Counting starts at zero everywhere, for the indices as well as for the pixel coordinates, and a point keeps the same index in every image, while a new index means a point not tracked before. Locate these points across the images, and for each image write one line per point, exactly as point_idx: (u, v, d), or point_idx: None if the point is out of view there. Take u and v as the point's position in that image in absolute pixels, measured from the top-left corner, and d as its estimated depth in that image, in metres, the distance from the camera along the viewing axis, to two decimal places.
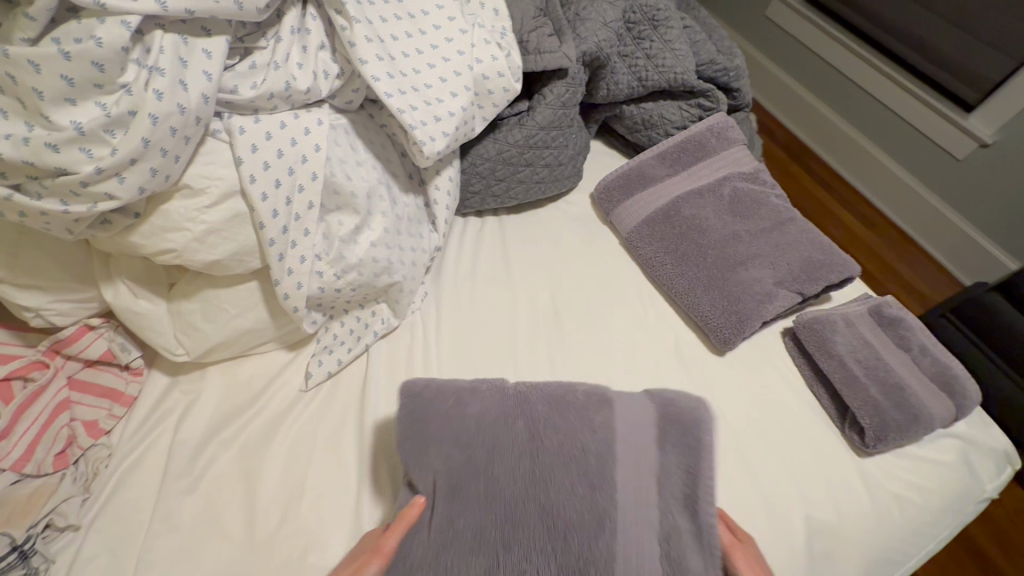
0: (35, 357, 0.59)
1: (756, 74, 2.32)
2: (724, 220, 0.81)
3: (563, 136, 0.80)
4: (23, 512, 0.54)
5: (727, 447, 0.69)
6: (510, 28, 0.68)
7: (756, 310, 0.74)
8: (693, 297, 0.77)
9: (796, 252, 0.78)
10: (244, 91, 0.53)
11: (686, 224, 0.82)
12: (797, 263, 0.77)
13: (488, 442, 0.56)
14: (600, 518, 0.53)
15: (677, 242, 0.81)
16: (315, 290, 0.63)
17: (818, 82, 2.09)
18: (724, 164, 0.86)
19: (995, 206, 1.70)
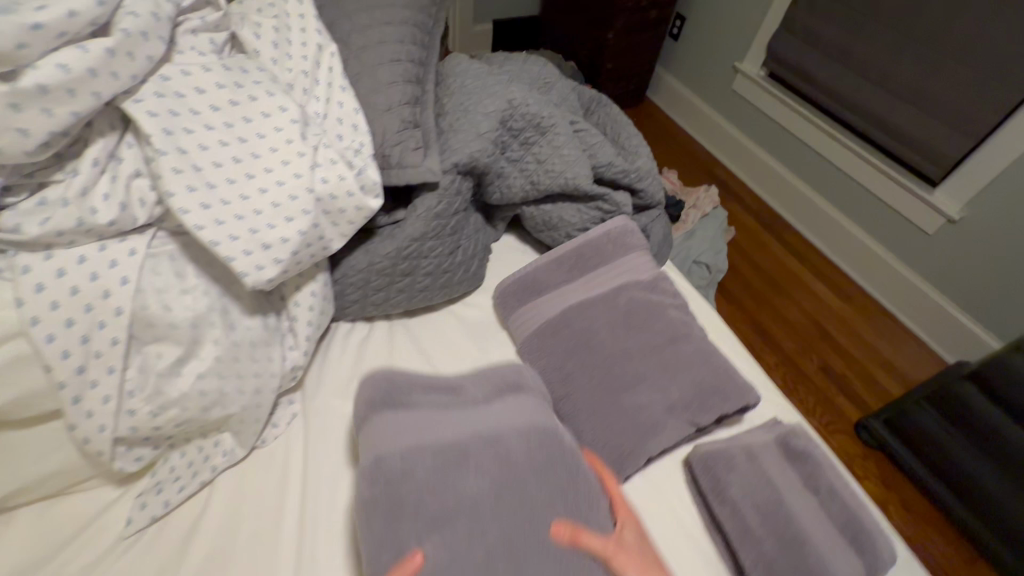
0: None
1: (716, 141, 2.23)
2: (616, 335, 0.74)
3: (443, 245, 0.76)
4: None
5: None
6: (368, 143, 0.65)
7: (640, 444, 0.67)
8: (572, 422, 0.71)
9: (689, 373, 0.71)
10: (31, 228, 0.49)
11: (577, 338, 0.75)
12: (689, 387, 0.70)
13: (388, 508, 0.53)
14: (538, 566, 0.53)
15: (566, 358, 0.74)
16: (127, 430, 0.57)
17: (779, 149, 2.01)
18: (623, 272, 0.81)
19: (975, 283, 1.60)
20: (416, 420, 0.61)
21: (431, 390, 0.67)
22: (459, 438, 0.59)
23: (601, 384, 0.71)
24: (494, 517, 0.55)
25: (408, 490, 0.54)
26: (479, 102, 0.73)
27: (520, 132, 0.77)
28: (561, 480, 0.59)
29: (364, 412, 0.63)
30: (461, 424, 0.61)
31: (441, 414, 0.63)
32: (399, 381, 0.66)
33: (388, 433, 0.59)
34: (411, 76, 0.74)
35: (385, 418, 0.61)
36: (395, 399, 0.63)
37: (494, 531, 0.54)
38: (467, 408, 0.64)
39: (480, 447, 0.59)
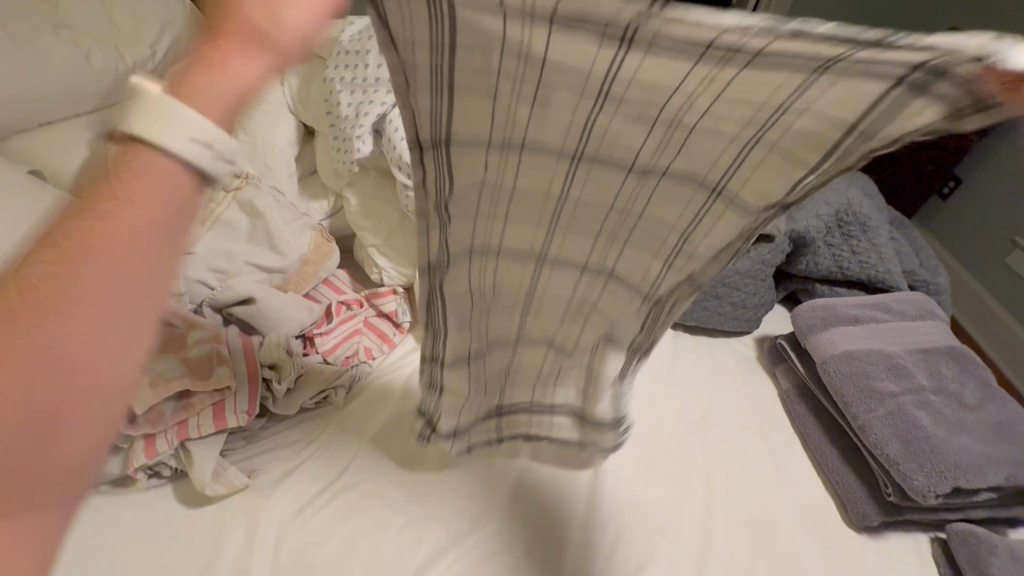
0: (357, 297, 0.97)
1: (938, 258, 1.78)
2: (913, 405, 0.78)
3: (754, 286, 0.98)
4: (324, 378, 0.85)
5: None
6: None
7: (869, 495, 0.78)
8: (873, 433, 0.76)
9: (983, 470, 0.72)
10: None
11: (866, 389, 0.80)
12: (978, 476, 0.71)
13: (886, 399, 0.79)
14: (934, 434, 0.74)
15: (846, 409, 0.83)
16: None
17: (997, 280, 1.57)
18: (914, 343, 0.85)
19: None
20: (869, 331, 0.87)
21: (871, 307, 0.90)
22: (899, 351, 0.84)
23: (937, 424, 0.76)
24: (926, 406, 0.78)
25: (865, 377, 0.81)
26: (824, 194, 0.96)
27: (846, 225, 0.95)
28: (962, 378, 0.81)
29: (817, 333, 0.88)
30: (891, 333, 0.86)
31: (877, 326, 0.87)
32: (844, 304, 0.91)
33: (836, 339, 0.86)
34: None
35: (841, 330, 0.87)
36: (836, 316, 0.89)
37: (925, 421, 0.76)
38: (897, 319, 0.88)
39: (907, 353, 0.84)
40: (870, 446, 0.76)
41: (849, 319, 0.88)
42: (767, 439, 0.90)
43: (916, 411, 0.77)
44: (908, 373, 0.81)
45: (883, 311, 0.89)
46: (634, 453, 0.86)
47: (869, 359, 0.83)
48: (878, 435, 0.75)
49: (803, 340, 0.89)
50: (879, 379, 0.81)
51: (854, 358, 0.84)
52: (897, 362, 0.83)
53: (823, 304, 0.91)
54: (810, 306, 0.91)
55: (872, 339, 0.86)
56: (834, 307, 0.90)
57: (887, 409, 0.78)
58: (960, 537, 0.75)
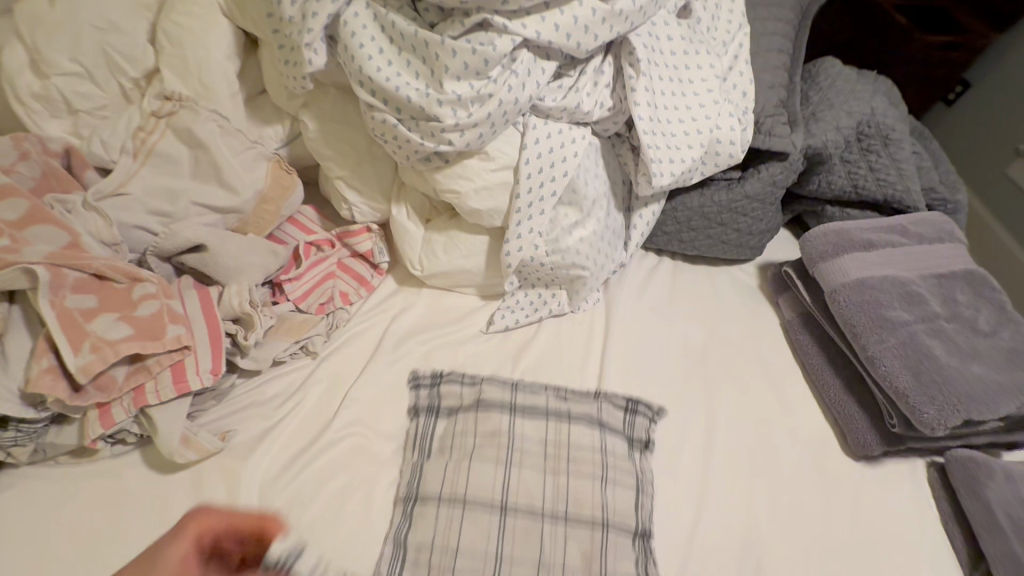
0: (328, 237, 0.87)
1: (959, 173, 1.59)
2: (925, 334, 0.73)
3: (762, 210, 0.90)
4: (297, 329, 0.78)
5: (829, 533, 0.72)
6: (753, 110, 0.81)
7: (870, 424, 0.76)
8: (882, 365, 0.72)
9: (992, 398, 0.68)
10: (548, 101, 0.72)
11: (876, 318, 0.75)
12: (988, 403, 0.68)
13: (897, 328, 0.74)
14: (946, 362, 0.71)
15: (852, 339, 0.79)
16: (528, 258, 0.80)
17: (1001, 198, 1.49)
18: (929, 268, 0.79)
19: None
20: (882, 256, 0.81)
21: (885, 230, 0.84)
22: (913, 277, 0.79)
23: (950, 352, 0.72)
24: (939, 334, 0.74)
25: (877, 305, 0.76)
26: (847, 103, 0.86)
27: (867, 138, 0.86)
28: (977, 304, 0.77)
29: (828, 259, 0.82)
30: (905, 258, 0.81)
31: (891, 250, 0.81)
32: (857, 228, 0.84)
33: (847, 266, 0.80)
34: (786, 66, 0.88)
35: (853, 256, 0.81)
36: (848, 241, 0.82)
37: (939, 351, 0.72)
38: (912, 243, 0.82)
39: (921, 279, 0.79)
40: (878, 378, 0.72)
41: (862, 244, 0.82)
42: (767, 371, 0.87)
43: (927, 340, 0.73)
44: (920, 301, 0.77)
45: (898, 235, 0.82)
46: (631, 392, 0.83)
47: (881, 286, 0.78)
48: (887, 367, 0.72)
49: (812, 268, 0.83)
50: (890, 308, 0.76)
51: (865, 285, 0.78)
52: (910, 290, 0.78)
53: (834, 229, 0.84)
54: (822, 232, 0.84)
55: (885, 265, 0.80)
56: (846, 232, 0.84)
57: (897, 338, 0.73)
58: (958, 463, 0.74)
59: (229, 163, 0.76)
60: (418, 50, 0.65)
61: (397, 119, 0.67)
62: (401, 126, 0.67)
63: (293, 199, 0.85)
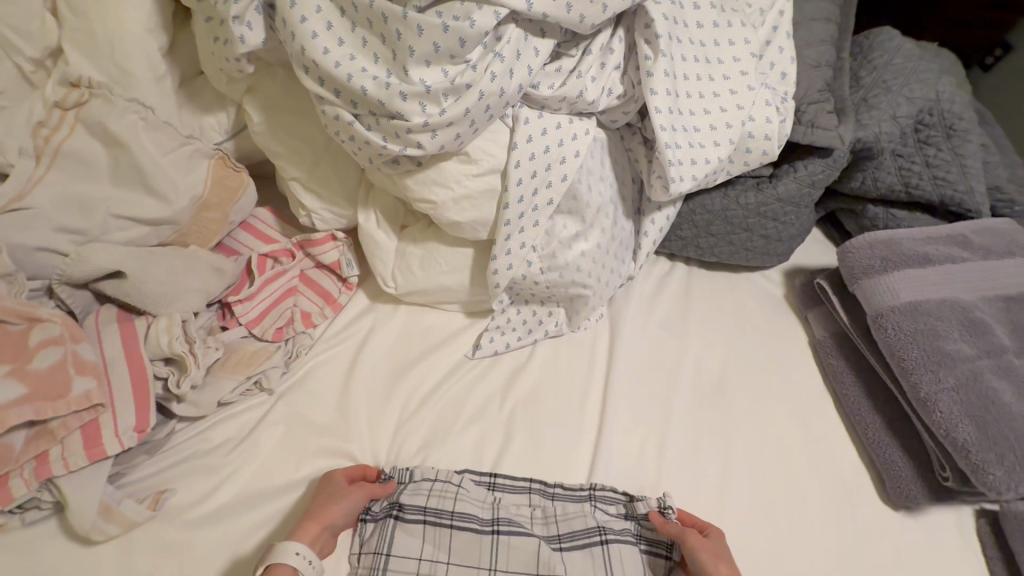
0: (286, 246, 0.75)
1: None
2: (988, 373, 0.62)
3: (796, 213, 0.76)
4: (249, 362, 0.67)
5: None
6: (794, 95, 0.67)
7: (913, 471, 0.66)
8: (938, 410, 0.61)
9: None
10: (543, 89, 0.57)
11: (932, 352, 0.64)
12: None
13: (956, 364, 0.63)
14: (1013, 410, 0.60)
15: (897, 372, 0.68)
16: (519, 276, 0.68)
17: None
18: (990, 289, 0.68)
19: None
20: (938, 273, 0.69)
21: (941, 241, 0.71)
22: (974, 300, 0.67)
23: (1017, 396, 0.61)
24: (1004, 373, 0.62)
25: (932, 336, 0.65)
26: (906, 86, 0.71)
27: (926, 129, 0.72)
28: None
29: (873, 276, 0.70)
30: (965, 276, 0.68)
31: (948, 266, 0.69)
32: (907, 238, 0.71)
33: (897, 286, 0.68)
34: (833, 40, 0.72)
35: (904, 274, 0.69)
36: (899, 255, 0.70)
37: (1005, 395, 0.61)
38: (973, 257, 0.70)
39: (984, 302, 0.67)
40: (931, 426, 0.61)
41: (914, 259, 0.70)
42: (795, 401, 0.76)
43: (991, 380, 0.62)
44: (983, 329, 0.65)
45: (956, 248, 0.70)
46: (639, 430, 0.71)
47: (937, 312, 0.66)
48: (944, 413, 0.61)
49: (853, 286, 0.70)
50: (948, 339, 0.64)
51: (919, 311, 0.66)
52: (972, 316, 0.66)
53: (881, 240, 0.72)
54: (867, 242, 0.71)
55: (941, 284, 0.68)
56: (896, 244, 0.71)
57: (955, 377, 0.62)
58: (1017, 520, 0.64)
59: (157, 165, 0.63)
60: (375, 25, 0.50)
61: (354, 115, 0.54)
62: (358, 124, 0.54)
63: (242, 203, 0.72)
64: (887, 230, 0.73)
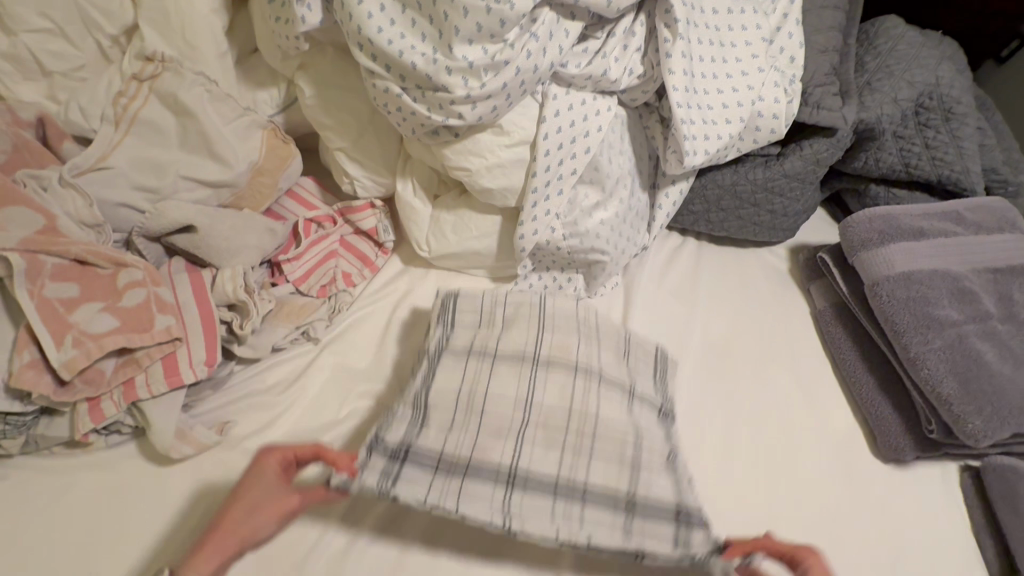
0: (329, 213, 0.82)
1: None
2: (974, 336, 0.68)
3: (801, 190, 0.82)
4: (297, 315, 0.74)
5: (854, 534, 0.69)
6: (801, 78, 0.72)
7: (902, 427, 0.72)
8: (925, 368, 0.67)
9: None
10: (571, 68, 0.63)
11: (922, 317, 0.69)
12: None
13: (945, 327, 0.68)
14: (996, 370, 0.65)
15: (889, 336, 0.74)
16: (543, 241, 0.74)
17: None
18: (980, 262, 0.73)
19: None
20: (932, 246, 0.74)
21: (937, 217, 0.76)
22: (965, 271, 0.72)
23: (1000, 357, 0.66)
24: (988, 337, 0.68)
25: (923, 303, 0.70)
26: (907, 72, 0.76)
27: (926, 112, 0.77)
28: None
29: (871, 248, 0.75)
30: (958, 249, 0.74)
31: (942, 240, 0.74)
32: (904, 214, 0.77)
33: (893, 257, 0.73)
34: (840, 27, 0.77)
35: (900, 246, 0.74)
36: (895, 229, 0.75)
37: (988, 355, 0.66)
38: (966, 232, 0.75)
39: (974, 274, 0.72)
40: (919, 382, 0.67)
41: (909, 233, 0.75)
42: (796, 364, 0.81)
43: (975, 342, 0.67)
44: (971, 298, 0.70)
45: (951, 223, 0.75)
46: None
47: (930, 281, 0.71)
48: (931, 370, 0.66)
49: (852, 256, 0.76)
50: (938, 305, 0.70)
51: (912, 279, 0.72)
52: (962, 285, 0.71)
53: (880, 215, 0.77)
54: (866, 217, 0.77)
55: (934, 256, 0.73)
56: (894, 219, 0.76)
57: (943, 339, 0.68)
58: (998, 473, 0.70)
59: (220, 132, 0.70)
60: (424, 7, 0.56)
61: (403, 88, 0.60)
62: (405, 96, 0.60)
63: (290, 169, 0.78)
64: (886, 206, 0.78)
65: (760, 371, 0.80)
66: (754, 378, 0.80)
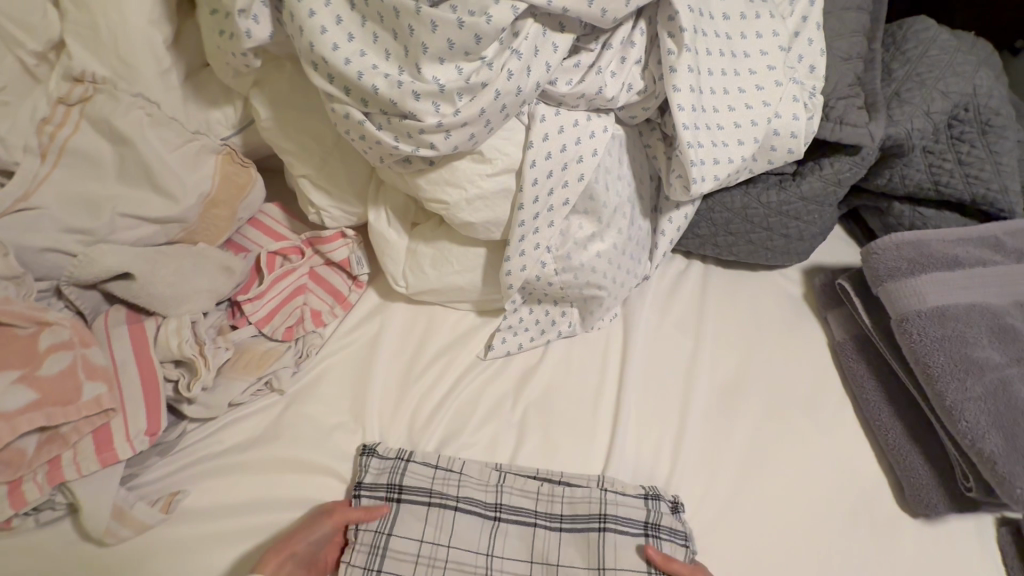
0: (296, 244, 0.73)
1: None
2: (1017, 383, 0.60)
3: (819, 212, 0.74)
4: (259, 363, 0.66)
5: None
6: (823, 89, 0.64)
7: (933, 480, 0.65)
8: (963, 419, 0.59)
9: None
10: (561, 85, 0.55)
11: (958, 360, 0.62)
12: None
13: (984, 372, 0.61)
14: None
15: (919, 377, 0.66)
16: (532, 277, 0.66)
17: None
18: (1021, 295, 0.65)
19: None
20: (966, 277, 0.66)
21: (971, 243, 0.68)
22: (1004, 306, 0.64)
23: None
24: None
25: (958, 343, 0.62)
26: (940, 80, 0.68)
27: (959, 125, 0.69)
28: None
29: (898, 279, 0.67)
30: (996, 280, 0.66)
31: (978, 270, 0.66)
32: (934, 240, 0.69)
33: (924, 290, 0.66)
34: (864, 31, 0.69)
35: (932, 277, 0.66)
36: (926, 258, 0.67)
37: None
38: (1004, 261, 0.67)
39: (1015, 308, 0.65)
40: (957, 435, 0.60)
41: (941, 262, 0.67)
42: (813, 404, 0.74)
43: (1019, 390, 0.60)
44: (1014, 337, 0.63)
45: (987, 251, 0.68)
46: (653, 433, 0.70)
47: (965, 318, 0.64)
48: (970, 423, 0.59)
49: (877, 287, 0.68)
50: (976, 346, 0.62)
51: (946, 316, 0.64)
52: (1002, 323, 0.63)
53: (909, 242, 0.69)
54: (892, 244, 0.69)
55: (970, 288, 0.66)
56: (924, 246, 0.68)
57: (982, 386, 0.60)
58: None
59: (164, 162, 0.61)
60: (387, 20, 0.48)
61: (365, 114, 0.52)
62: (369, 124, 0.52)
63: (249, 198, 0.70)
64: (914, 231, 0.70)
65: (774, 412, 0.73)
66: (768, 420, 0.72)
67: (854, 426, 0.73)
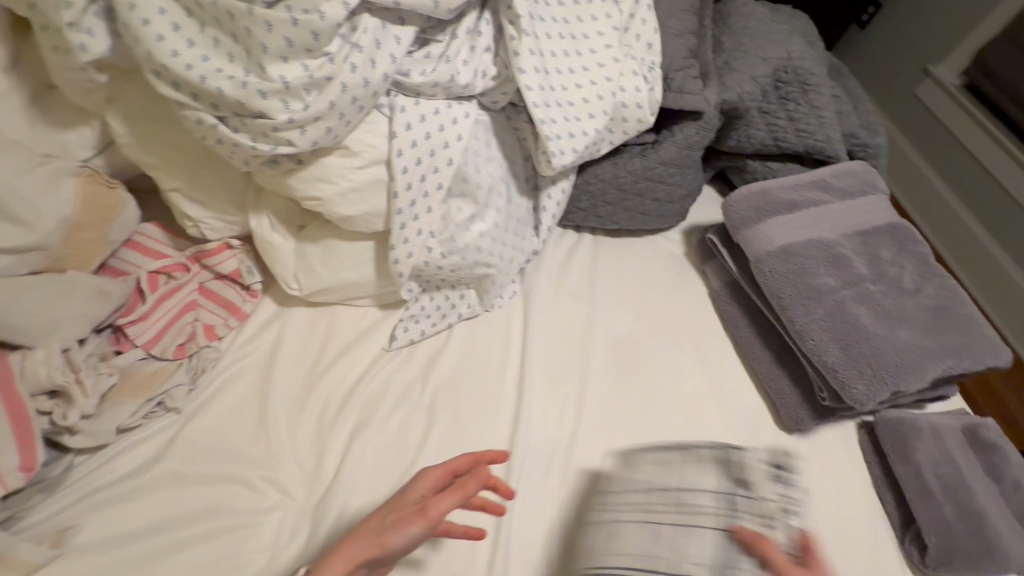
0: (179, 260, 0.72)
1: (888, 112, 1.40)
2: (852, 302, 0.69)
3: (680, 175, 0.81)
4: (149, 384, 0.64)
5: None
6: (661, 63, 0.71)
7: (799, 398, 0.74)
8: (810, 339, 0.67)
9: (922, 366, 0.65)
10: (414, 76, 0.58)
11: (802, 289, 0.70)
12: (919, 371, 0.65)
13: (824, 296, 0.70)
14: (875, 331, 0.67)
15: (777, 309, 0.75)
16: (420, 262, 0.69)
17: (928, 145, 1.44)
18: (851, 227, 0.75)
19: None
20: (805, 218, 0.75)
21: (807, 188, 0.78)
22: (838, 238, 0.74)
23: (878, 317, 0.68)
24: (865, 300, 0.70)
25: (802, 275, 0.71)
26: (762, 48, 0.77)
27: (785, 86, 0.79)
28: (906, 260, 0.73)
29: (750, 225, 0.75)
30: (829, 218, 0.75)
31: (814, 211, 0.76)
32: (778, 188, 0.78)
33: (771, 233, 0.74)
34: (695, 9, 0.77)
35: (777, 221, 0.75)
36: (771, 205, 0.76)
37: (866, 317, 0.68)
38: (834, 200, 0.77)
39: (847, 239, 0.74)
40: (807, 353, 0.68)
41: (783, 207, 0.76)
42: (699, 349, 0.81)
43: (853, 307, 0.69)
44: (846, 264, 0.72)
45: (820, 193, 0.77)
46: (557, 395, 0.75)
47: (807, 252, 0.73)
48: (816, 341, 0.67)
49: (734, 234, 0.76)
50: (816, 275, 0.71)
51: (791, 253, 0.73)
52: (836, 253, 0.73)
53: (756, 192, 0.77)
54: (743, 195, 0.77)
55: (809, 226, 0.75)
56: (769, 194, 0.77)
57: (824, 308, 0.69)
58: (889, 427, 0.72)
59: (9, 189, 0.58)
60: (225, 23, 0.49)
61: (216, 117, 0.52)
62: (223, 126, 0.52)
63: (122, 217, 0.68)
64: (761, 183, 0.79)
65: (665, 361, 0.80)
66: (660, 369, 0.79)
67: (735, 362, 0.81)
